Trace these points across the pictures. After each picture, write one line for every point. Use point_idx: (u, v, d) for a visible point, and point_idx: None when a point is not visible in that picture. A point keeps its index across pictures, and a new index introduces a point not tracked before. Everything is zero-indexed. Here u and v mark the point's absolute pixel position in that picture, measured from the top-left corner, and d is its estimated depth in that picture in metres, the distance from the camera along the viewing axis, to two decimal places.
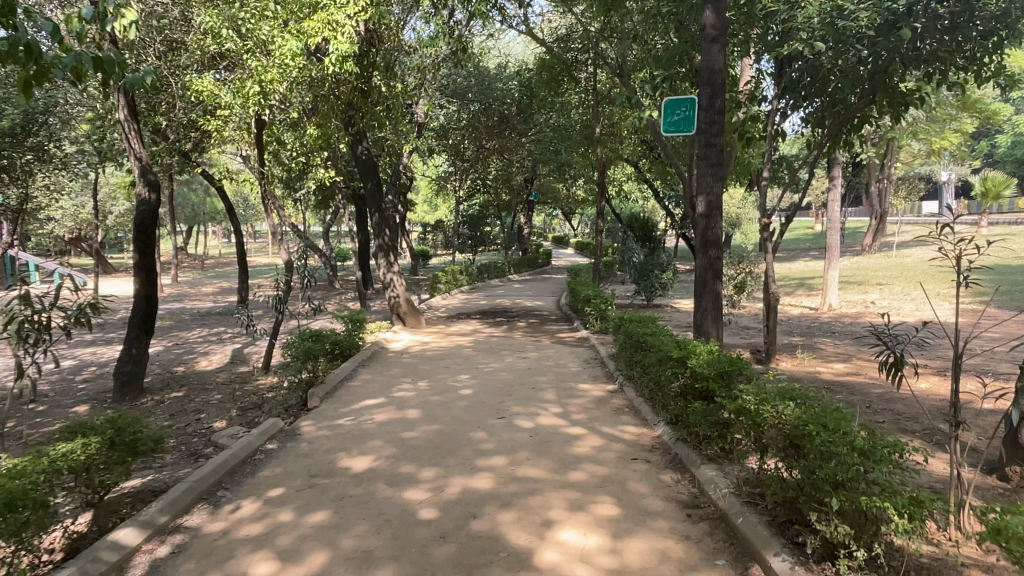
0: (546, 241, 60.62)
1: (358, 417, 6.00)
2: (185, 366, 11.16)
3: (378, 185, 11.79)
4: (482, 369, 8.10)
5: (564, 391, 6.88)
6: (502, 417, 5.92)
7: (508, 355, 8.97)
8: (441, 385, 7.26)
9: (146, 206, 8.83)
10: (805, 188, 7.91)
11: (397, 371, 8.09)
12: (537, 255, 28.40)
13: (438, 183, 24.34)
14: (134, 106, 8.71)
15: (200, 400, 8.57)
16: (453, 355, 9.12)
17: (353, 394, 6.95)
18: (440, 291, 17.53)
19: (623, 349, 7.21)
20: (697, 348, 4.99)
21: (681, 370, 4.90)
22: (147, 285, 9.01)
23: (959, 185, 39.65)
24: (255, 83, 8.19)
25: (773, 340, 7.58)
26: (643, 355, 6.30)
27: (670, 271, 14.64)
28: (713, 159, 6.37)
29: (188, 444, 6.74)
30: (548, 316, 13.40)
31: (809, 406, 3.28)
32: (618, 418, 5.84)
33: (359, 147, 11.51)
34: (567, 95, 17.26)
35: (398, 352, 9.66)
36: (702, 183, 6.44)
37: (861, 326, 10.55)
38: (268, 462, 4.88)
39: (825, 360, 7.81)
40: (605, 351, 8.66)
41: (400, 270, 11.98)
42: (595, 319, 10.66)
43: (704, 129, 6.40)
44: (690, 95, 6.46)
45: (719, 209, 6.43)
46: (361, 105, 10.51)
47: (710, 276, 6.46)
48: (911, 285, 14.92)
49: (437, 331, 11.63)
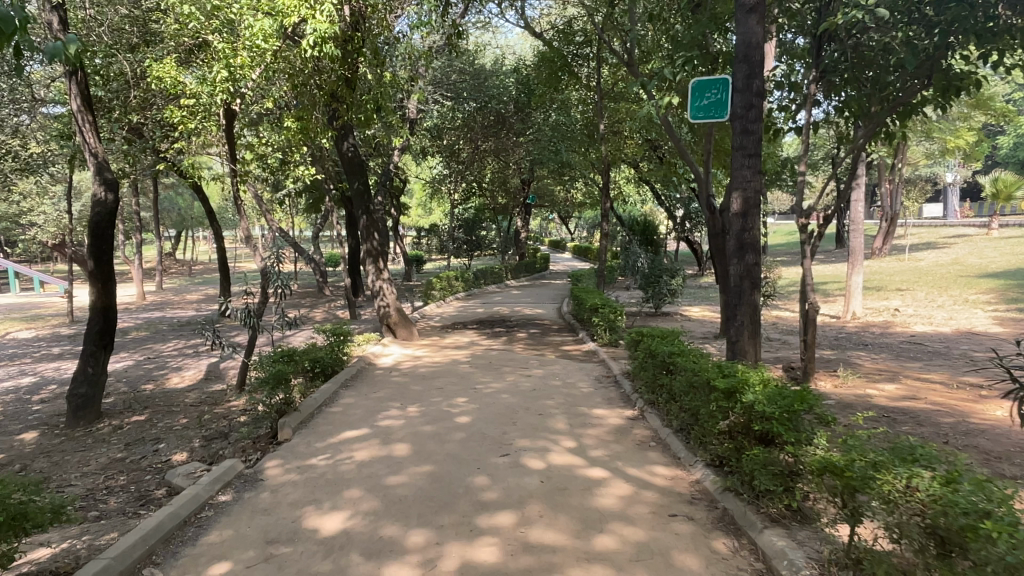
0: (541, 245, 59.70)
1: (335, 456, 5.06)
2: (154, 384, 10.19)
3: (366, 185, 10.85)
4: (481, 390, 7.16)
5: (577, 418, 5.94)
6: (506, 454, 4.97)
7: (509, 373, 8.03)
8: (435, 411, 6.32)
9: (103, 206, 7.82)
10: (850, 182, 6.98)
11: (385, 393, 7.14)
12: (534, 260, 27.46)
13: (433, 185, 23.40)
14: (88, 96, 7.76)
15: (163, 426, 7.60)
16: (447, 373, 8.17)
17: (332, 423, 6.00)
18: (434, 297, 16.58)
19: (643, 368, 6.26)
20: (748, 374, 4.06)
21: (730, 404, 3.97)
22: (103, 296, 8.04)
23: (965, 187, 38.77)
24: (223, 67, 7.32)
25: (811, 357, 6.66)
26: (671, 379, 5.36)
27: (679, 277, 13.73)
28: (751, 149, 5.44)
29: (139, 485, 5.78)
30: (550, 326, 12.44)
31: (953, 480, 2.40)
32: (644, 455, 4.91)
33: (345, 143, 10.55)
34: (567, 91, 16.37)
35: (387, 368, 8.73)
36: (737, 176, 5.49)
37: (894, 337, 9.63)
38: (219, 522, 3.94)
39: (871, 379, 6.85)
40: (619, 368, 7.72)
41: (390, 278, 11.04)
42: (603, 330, 9.72)
43: (741, 114, 5.43)
44: (722, 75, 5.56)
45: (758, 207, 5.47)
46: (346, 97, 9.54)
47: (747, 284, 5.52)
48: (935, 292, 14.00)
49: (431, 344, 10.68)
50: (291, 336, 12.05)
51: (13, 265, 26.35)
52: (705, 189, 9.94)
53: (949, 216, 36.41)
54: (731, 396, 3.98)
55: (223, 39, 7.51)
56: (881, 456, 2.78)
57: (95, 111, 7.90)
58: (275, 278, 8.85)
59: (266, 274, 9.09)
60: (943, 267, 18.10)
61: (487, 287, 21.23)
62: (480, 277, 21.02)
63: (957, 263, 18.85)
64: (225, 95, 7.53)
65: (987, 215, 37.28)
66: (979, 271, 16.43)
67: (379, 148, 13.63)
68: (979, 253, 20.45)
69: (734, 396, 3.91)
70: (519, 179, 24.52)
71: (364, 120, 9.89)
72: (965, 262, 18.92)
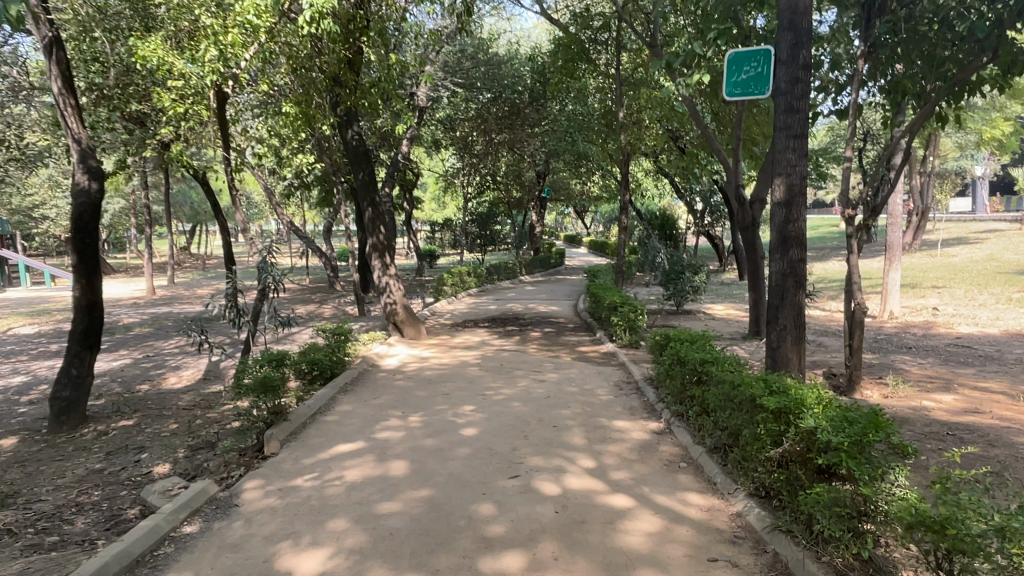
0: (557, 240, 59.06)
1: (323, 475, 4.48)
2: (150, 384, 9.70)
3: (372, 174, 10.23)
4: (490, 397, 6.56)
5: (596, 432, 5.33)
6: (516, 476, 4.36)
7: (522, 377, 7.43)
8: (439, 421, 5.73)
9: (86, 196, 7.31)
10: (902, 170, 6.28)
11: (386, 398, 6.57)
12: (549, 255, 26.79)
13: (446, 179, 22.84)
14: (70, 78, 7.23)
15: (150, 433, 7.08)
16: (455, 377, 7.57)
17: (325, 435, 5.43)
18: (445, 294, 16.02)
19: (670, 375, 5.62)
20: (803, 391, 3.44)
21: (782, 427, 3.35)
22: (88, 292, 7.54)
23: (996, 182, 37.51)
24: (212, 44, 6.78)
25: (858, 363, 6.00)
26: (705, 390, 4.71)
27: (703, 274, 13.06)
28: (797, 128, 4.78)
29: (112, 503, 5.24)
30: (566, 324, 11.80)
31: None
32: (673, 479, 4.28)
33: (349, 131, 9.87)
34: (584, 78, 15.74)
35: (391, 370, 8.16)
36: (780, 159, 4.85)
37: (938, 340, 8.89)
38: (180, 560, 3.39)
39: (924, 389, 6.15)
40: (641, 374, 7.09)
41: (398, 273, 10.47)
42: (622, 330, 9.08)
43: (785, 90, 4.78)
44: (764, 45, 4.94)
45: (803, 196, 4.84)
46: (348, 81, 8.90)
47: (790, 283, 4.86)
48: (975, 289, 13.20)
49: (440, 343, 10.11)
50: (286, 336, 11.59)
51: (25, 259, 26.18)
52: (733, 179, 9.27)
53: (979, 211, 35.23)
54: (782, 416, 3.36)
55: (212, 16, 6.97)
56: (1011, 519, 2.15)
57: (78, 95, 7.38)
58: (270, 274, 8.24)
59: (259, 270, 8.51)
60: (978, 263, 17.24)
61: (501, 283, 20.61)
62: (494, 273, 20.42)
63: (992, 259, 17.96)
64: (215, 77, 7.01)
65: (1018, 210, 36.10)
66: (1019, 268, 15.58)
67: (387, 138, 13.07)
68: (1015, 249, 19.53)
69: (788, 417, 3.30)
70: (534, 172, 23.85)
71: (370, 106, 9.31)
72: (1001, 258, 18.02)
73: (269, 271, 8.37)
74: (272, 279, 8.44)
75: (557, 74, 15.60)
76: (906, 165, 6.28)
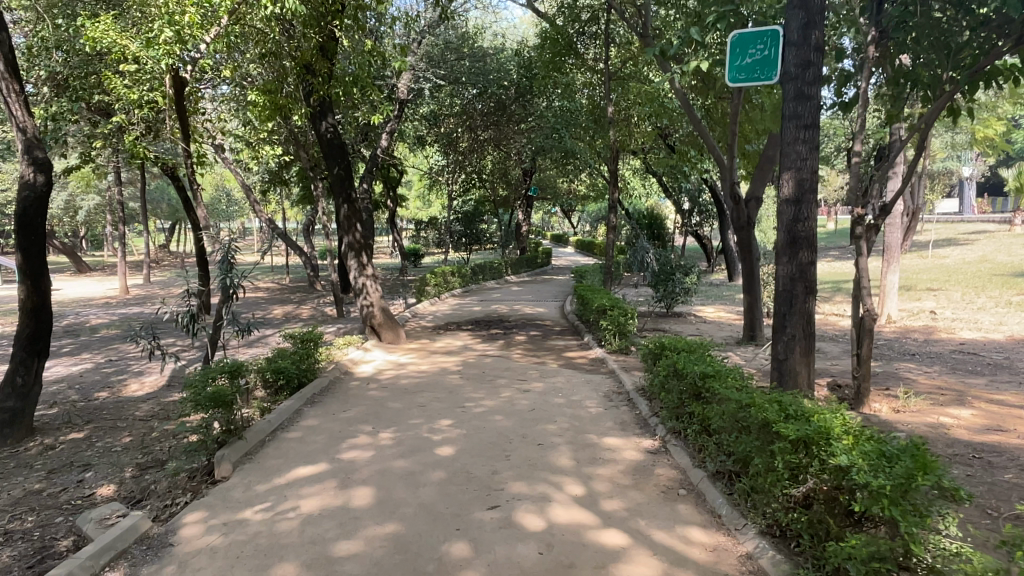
0: (543, 239, 58.71)
1: (276, 507, 3.96)
2: (108, 392, 9.09)
3: (348, 169, 9.60)
4: (469, 410, 6.04)
5: (585, 451, 4.83)
6: (495, 507, 3.86)
7: (505, 386, 6.93)
8: (412, 439, 5.21)
9: (31, 190, 6.72)
10: (914, 167, 5.82)
11: (357, 411, 6.05)
12: (536, 254, 26.30)
13: (430, 176, 22.31)
14: (13, 61, 6.64)
15: (100, 448, 6.50)
16: (432, 387, 7.04)
17: (285, 457, 4.89)
18: (428, 294, 15.46)
19: (665, 390, 5.14)
20: (826, 418, 2.97)
21: (805, 458, 2.88)
22: (35, 295, 6.94)
23: (984, 183, 37.41)
24: (167, 23, 6.22)
25: (866, 375, 5.54)
26: (707, 408, 4.23)
27: (693, 275, 12.61)
28: (808, 118, 4.33)
29: (44, 531, 4.68)
30: (552, 327, 11.30)
31: None
32: (672, 510, 3.78)
33: (322, 123, 9.18)
34: (572, 73, 15.27)
35: (365, 378, 7.64)
36: (788, 152, 4.38)
37: (942, 346, 8.48)
38: None
39: (937, 402, 5.71)
40: (633, 383, 6.61)
41: (376, 274, 9.93)
42: (611, 335, 8.60)
43: (795, 75, 4.33)
44: (773, 25, 4.41)
45: (814, 192, 4.36)
46: (321, 70, 8.34)
47: (799, 289, 4.38)
48: (973, 292, 12.84)
49: (420, 347, 9.59)
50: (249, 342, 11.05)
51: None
52: (728, 177, 8.81)
53: (966, 211, 35.15)
54: (803, 444, 2.90)
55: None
56: None
57: (22, 80, 6.78)
58: (227, 277, 7.33)
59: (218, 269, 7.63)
60: (971, 265, 16.97)
61: (486, 283, 20.06)
62: (479, 273, 19.91)
63: (985, 261, 17.67)
64: (174, 63, 6.47)
65: (1005, 210, 36.18)
66: (1015, 269, 15.26)
67: (366, 133, 12.51)
68: (1007, 250, 19.27)
69: (812, 447, 2.83)
70: (520, 170, 23.37)
71: (343, 96, 8.73)
72: (992, 259, 17.75)
73: (225, 273, 7.37)
74: (229, 282, 7.45)
75: (544, 68, 15.12)
76: (917, 161, 5.83)
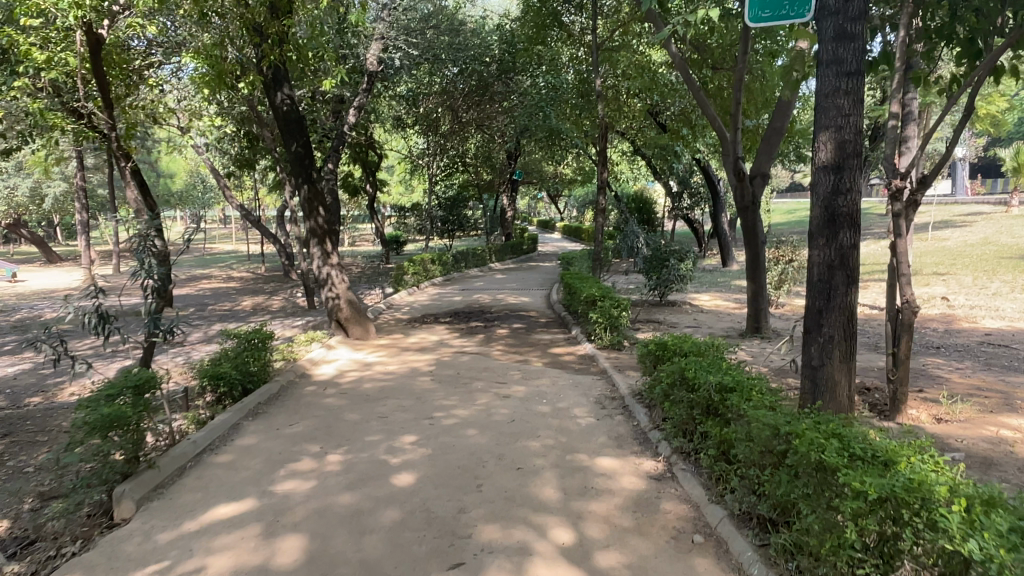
0: (530, 224, 57.80)
1: (175, 569, 3.06)
2: (41, 397, 8.11)
3: (308, 146, 8.59)
4: (437, 423, 5.13)
5: (573, 478, 3.95)
6: (459, 566, 2.97)
7: (482, 391, 6.04)
8: (365, 463, 4.30)
9: None
10: (960, 132, 4.92)
11: (306, 426, 5.13)
12: (521, 241, 25.37)
13: (410, 161, 21.30)
14: None
15: (9, 469, 5.56)
16: (398, 392, 6.13)
17: (204, 490, 3.98)
18: (405, 283, 14.52)
19: (670, 404, 4.25)
20: (917, 466, 2.11)
21: (893, 526, 2.03)
22: None
23: (977, 165, 36.98)
24: None
25: (904, 379, 4.67)
26: (728, 429, 3.37)
27: (689, 261, 11.74)
28: (852, 63, 3.43)
29: None
30: (537, 319, 10.42)
31: None
32: (687, 568, 2.89)
33: (277, 94, 8.17)
34: (555, 46, 14.36)
35: (324, 381, 6.73)
36: (826, 106, 3.50)
37: (965, 338, 7.64)
38: None
39: (983, 407, 4.88)
40: (628, 387, 5.74)
41: (342, 264, 8.95)
42: (601, 329, 7.72)
43: (836, 7, 3.44)
44: None
45: (857, 157, 3.49)
46: (271, 30, 7.38)
47: (840, 279, 3.51)
48: (984, 276, 12.09)
49: (392, 344, 8.67)
50: (199, 342, 10.02)
51: None
52: (730, 152, 7.89)
53: (959, 194, 34.73)
54: (887, 507, 2.05)
55: None
56: None
57: None
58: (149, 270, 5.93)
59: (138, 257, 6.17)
60: (974, 248, 16.29)
61: (468, 271, 19.15)
62: (461, 261, 18.97)
63: (987, 243, 17.01)
64: (87, 16, 5.62)
65: (1000, 192, 35.65)
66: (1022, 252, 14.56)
67: (334, 111, 11.52)
68: (1008, 232, 18.64)
69: (902, 512, 1.98)
70: (505, 154, 22.42)
71: (299, 62, 7.76)
72: (995, 242, 17.10)
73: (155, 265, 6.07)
74: (155, 277, 6.07)
75: (526, 39, 14.14)
76: (963, 126, 4.94)
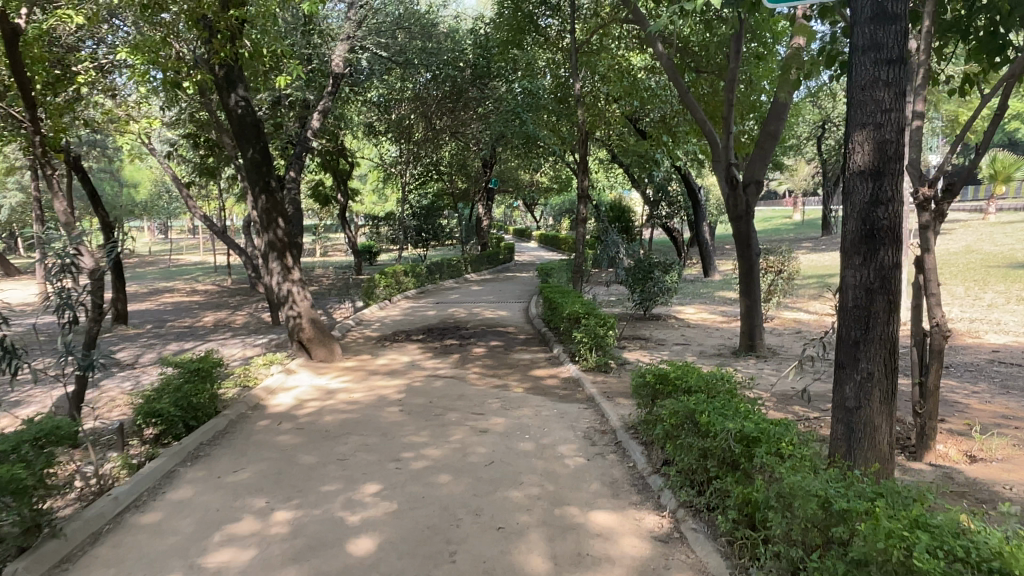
0: (507, 233, 57.24)
1: None
2: None
3: (266, 153, 7.90)
4: (405, 467, 4.46)
5: (565, 541, 3.33)
6: None
7: (457, 424, 5.39)
8: (317, 523, 3.63)
9: None
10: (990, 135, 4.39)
11: (253, 473, 4.44)
12: (498, 250, 24.76)
13: (383, 170, 20.65)
14: None
15: None
16: (363, 427, 5.47)
17: (118, 565, 3.28)
18: (377, 296, 13.83)
19: (676, 451, 3.66)
20: None
21: None
22: None
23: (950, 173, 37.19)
24: None
25: (934, 413, 4.12)
26: (755, 490, 2.79)
27: (673, 273, 11.23)
28: (894, 49, 2.88)
29: None
30: (516, 336, 9.82)
31: None
32: None
33: (231, 96, 7.49)
34: (531, 50, 13.83)
35: (282, 413, 6.04)
36: (861, 101, 2.94)
37: (972, 355, 7.18)
38: None
39: (1016, 441, 4.36)
40: (620, 419, 5.13)
41: (304, 280, 8.25)
42: (586, 350, 7.12)
43: None
44: None
45: (900, 160, 2.93)
46: (222, 24, 6.73)
47: (881, 305, 2.95)
48: (973, 287, 11.75)
49: (359, 367, 7.99)
50: (150, 365, 9.21)
51: None
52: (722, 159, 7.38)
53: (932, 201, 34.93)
54: None
55: None
56: None
57: None
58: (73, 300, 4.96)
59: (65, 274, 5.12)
60: (958, 256, 16.05)
61: (443, 282, 18.51)
62: (435, 272, 18.32)
63: (971, 251, 16.81)
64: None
65: (971, 199, 35.93)
66: (1009, 261, 14.31)
67: (298, 115, 10.83)
68: (989, 240, 18.48)
69: None
70: (480, 162, 21.85)
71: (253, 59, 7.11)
72: (978, 250, 16.89)
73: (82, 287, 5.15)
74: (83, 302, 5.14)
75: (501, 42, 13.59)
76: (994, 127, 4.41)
